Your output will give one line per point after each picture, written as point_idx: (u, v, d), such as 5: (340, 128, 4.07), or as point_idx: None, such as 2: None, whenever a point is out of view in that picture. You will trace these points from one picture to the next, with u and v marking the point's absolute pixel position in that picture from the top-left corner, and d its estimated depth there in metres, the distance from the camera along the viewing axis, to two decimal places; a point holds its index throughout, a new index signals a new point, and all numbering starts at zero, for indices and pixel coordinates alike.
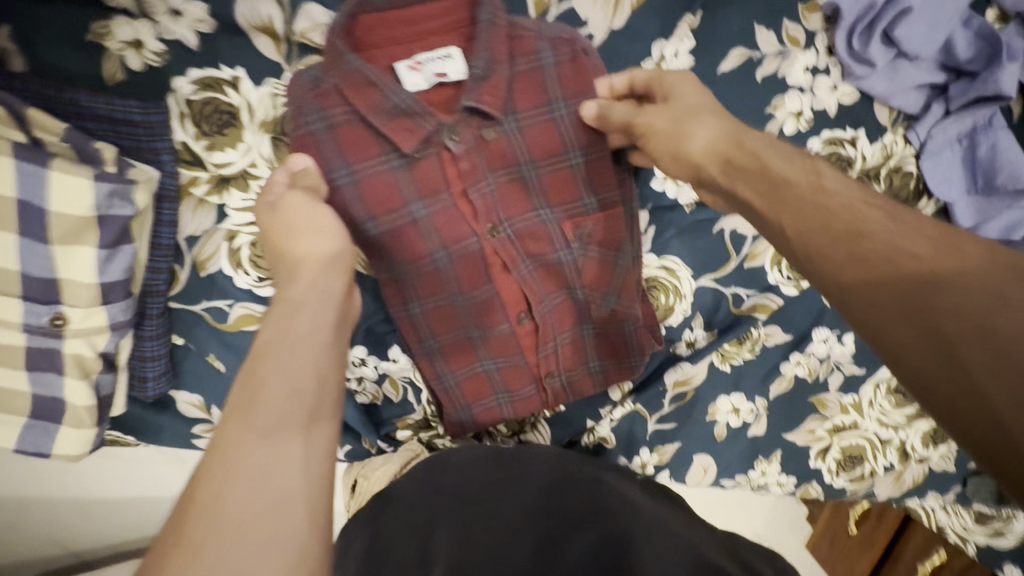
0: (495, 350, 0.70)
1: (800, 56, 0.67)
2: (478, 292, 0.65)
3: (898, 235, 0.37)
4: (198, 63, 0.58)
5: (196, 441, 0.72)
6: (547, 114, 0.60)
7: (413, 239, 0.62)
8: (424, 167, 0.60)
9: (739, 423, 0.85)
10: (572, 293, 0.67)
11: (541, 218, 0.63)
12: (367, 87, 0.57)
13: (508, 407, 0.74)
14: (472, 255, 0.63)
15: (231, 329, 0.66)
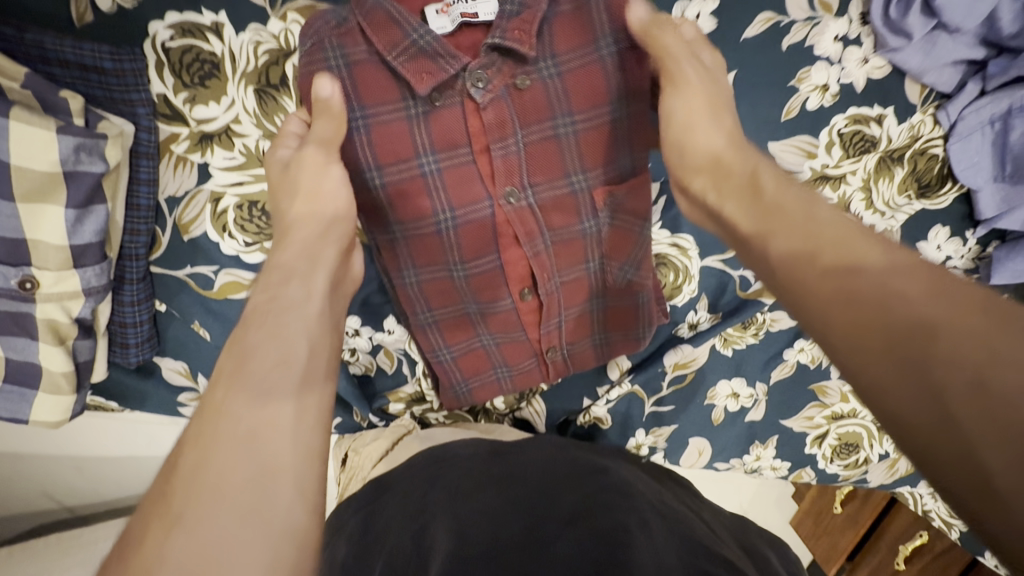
0: (496, 324, 0.67)
1: (831, 24, 0.61)
2: (481, 265, 0.61)
3: (896, 266, 0.34)
4: (175, 7, 0.53)
5: (183, 409, 0.70)
6: (590, 60, 0.52)
7: (418, 200, 0.57)
8: (444, 118, 0.53)
9: (737, 407, 0.84)
10: (586, 265, 0.64)
11: (569, 186, 0.58)
12: (389, 23, 0.50)
13: (503, 380, 0.73)
14: (482, 222, 0.58)
15: (217, 296, 0.64)
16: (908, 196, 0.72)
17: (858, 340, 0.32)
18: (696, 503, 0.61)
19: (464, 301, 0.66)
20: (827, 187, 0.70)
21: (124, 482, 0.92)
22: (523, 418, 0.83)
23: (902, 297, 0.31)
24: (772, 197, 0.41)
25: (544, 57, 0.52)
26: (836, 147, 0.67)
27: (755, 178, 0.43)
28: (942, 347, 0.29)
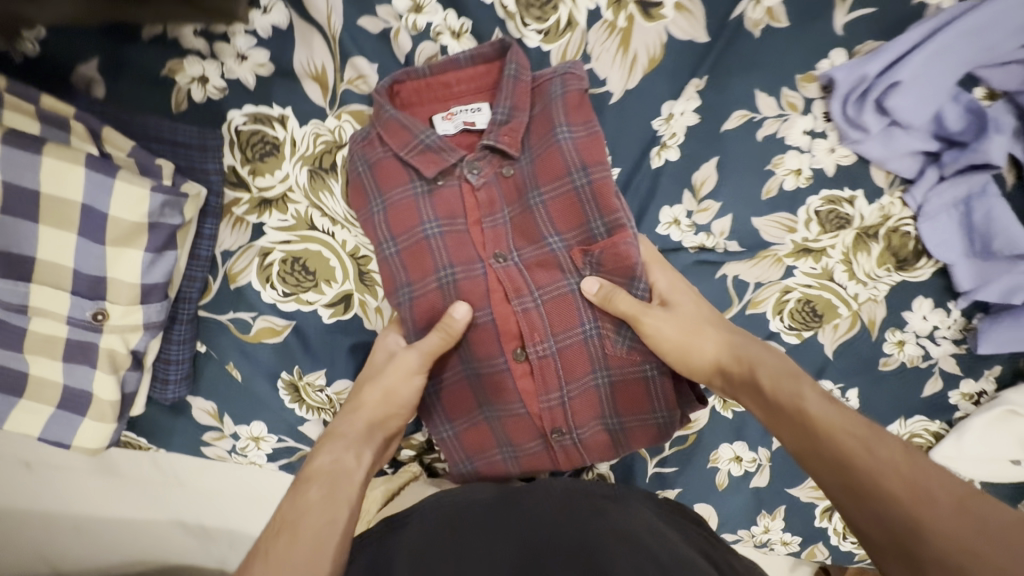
0: (493, 392, 0.71)
1: (798, 120, 0.71)
2: (477, 321, 0.68)
3: (879, 468, 0.49)
4: (252, 100, 0.65)
5: (205, 447, 0.75)
6: (556, 142, 0.64)
7: (422, 265, 0.66)
8: (445, 196, 0.66)
9: (741, 472, 0.84)
10: (585, 330, 0.68)
11: (551, 247, 0.67)
12: (402, 130, 0.64)
13: (511, 462, 0.74)
14: (474, 285, 0.67)
15: (252, 340, 0.71)
16: (887, 268, 0.78)
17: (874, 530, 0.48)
18: (712, 544, 0.61)
19: (465, 368, 0.72)
20: (809, 259, 0.77)
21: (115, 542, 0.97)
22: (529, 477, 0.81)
23: (892, 500, 0.48)
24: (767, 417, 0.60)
25: (524, 152, 0.67)
26: (813, 224, 0.75)
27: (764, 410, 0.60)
28: (921, 540, 0.45)
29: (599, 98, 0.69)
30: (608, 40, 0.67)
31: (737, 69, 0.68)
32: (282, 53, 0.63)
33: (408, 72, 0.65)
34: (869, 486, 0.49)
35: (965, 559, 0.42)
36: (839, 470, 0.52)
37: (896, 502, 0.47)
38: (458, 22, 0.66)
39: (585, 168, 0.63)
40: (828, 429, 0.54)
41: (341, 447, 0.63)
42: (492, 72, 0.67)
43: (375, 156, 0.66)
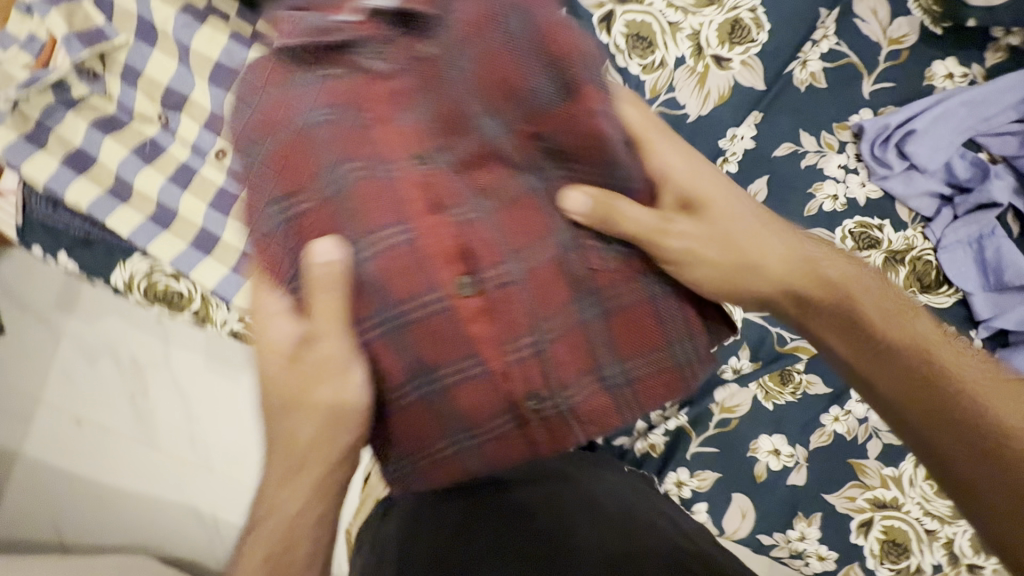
0: (428, 353, 0.62)
1: (834, 156, 0.90)
2: (384, 232, 0.60)
3: (932, 343, 0.62)
4: None
5: None
6: (505, 31, 0.57)
7: (305, 186, 0.59)
8: (336, 85, 0.61)
9: (779, 467, 0.90)
10: (557, 239, 0.63)
11: (490, 128, 0.60)
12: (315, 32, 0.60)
13: (479, 465, 0.66)
14: (372, 190, 0.59)
15: None
16: (913, 290, 0.89)
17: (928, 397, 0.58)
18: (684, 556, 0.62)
19: (382, 313, 0.60)
20: None
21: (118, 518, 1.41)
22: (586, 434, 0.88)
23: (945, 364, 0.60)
24: (818, 325, 0.65)
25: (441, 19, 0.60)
26: (849, 240, 0.89)
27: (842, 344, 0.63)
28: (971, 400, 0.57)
29: (678, 117, 0.89)
30: (689, 79, 0.88)
31: (786, 112, 0.89)
32: None
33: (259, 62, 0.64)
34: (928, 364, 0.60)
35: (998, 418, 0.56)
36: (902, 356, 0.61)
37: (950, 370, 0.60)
38: None
39: (519, 12, 0.57)
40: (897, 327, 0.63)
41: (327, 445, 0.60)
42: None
43: (251, 107, 0.62)
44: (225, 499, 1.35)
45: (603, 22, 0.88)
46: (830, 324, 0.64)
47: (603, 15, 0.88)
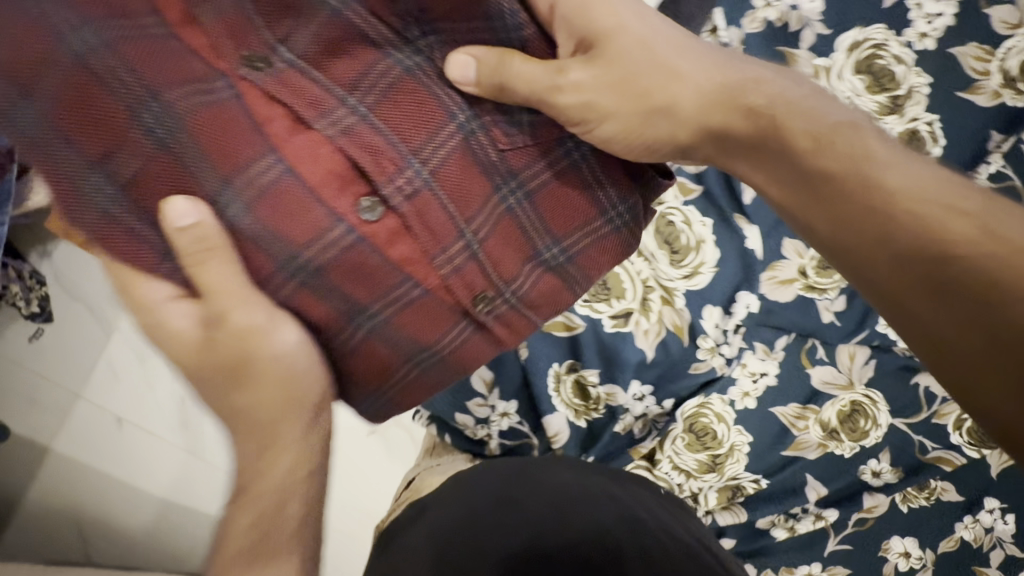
0: (359, 293, 0.55)
1: None
2: (255, 163, 0.49)
3: (911, 198, 0.45)
4: None
5: (466, 411, 0.87)
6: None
7: (128, 144, 0.45)
8: (169, 43, 0.47)
9: (908, 568, 0.91)
10: (456, 125, 0.55)
11: (341, 17, 0.51)
12: None
13: (430, 371, 0.63)
14: (216, 119, 0.47)
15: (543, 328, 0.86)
16: None
17: (900, 273, 0.44)
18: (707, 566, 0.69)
19: (293, 268, 0.52)
20: None
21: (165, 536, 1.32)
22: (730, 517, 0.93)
23: (934, 223, 0.44)
24: (834, 211, 0.48)
25: None
26: None
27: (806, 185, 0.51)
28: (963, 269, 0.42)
29: None
30: None
31: None
32: None
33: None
34: (923, 240, 0.44)
35: (994, 274, 0.41)
36: (902, 243, 0.44)
37: (938, 226, 0.43)
38: None
39: None
40: (881, 191, 0.46)
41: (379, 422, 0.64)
42: None
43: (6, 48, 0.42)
44: None
45: None
46: (840, 220, 0.48)
47: None
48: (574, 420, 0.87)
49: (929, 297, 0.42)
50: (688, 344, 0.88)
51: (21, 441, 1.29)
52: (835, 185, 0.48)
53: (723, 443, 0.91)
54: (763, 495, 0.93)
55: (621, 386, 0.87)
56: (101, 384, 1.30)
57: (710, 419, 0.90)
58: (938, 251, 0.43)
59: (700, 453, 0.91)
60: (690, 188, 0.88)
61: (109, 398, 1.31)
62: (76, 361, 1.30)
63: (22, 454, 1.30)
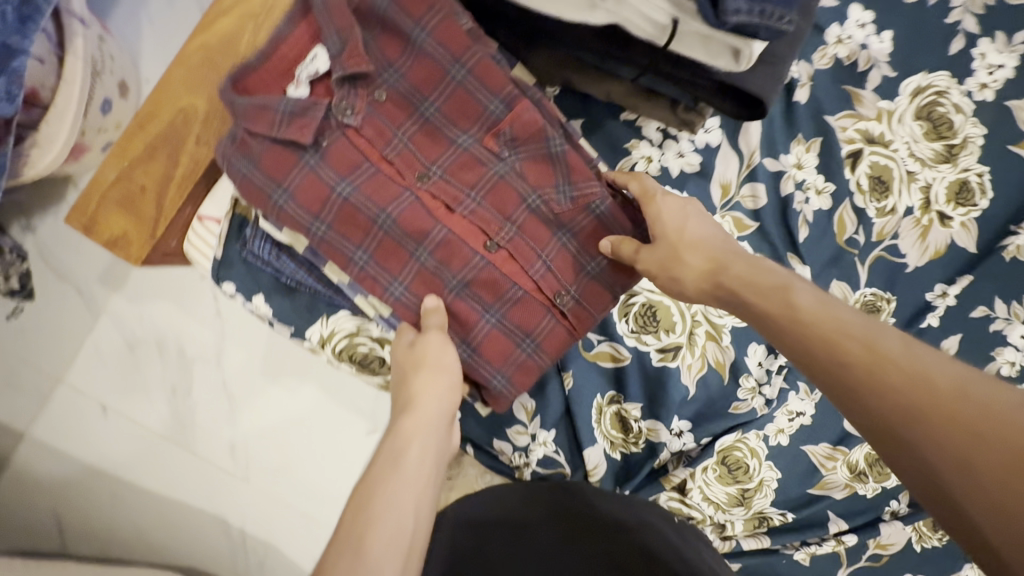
0: (488, 294, 0.65)
1: (1020, 325, 0.89)
2: (400, 204, 0.62)
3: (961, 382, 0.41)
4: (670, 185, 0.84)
5: (505, 437, 0.85)
6: (415, 51, 0.61)
7: (322, 205, 0.60)
8: (337, 150, 0.61)
9: None
10: (496, 169, 0.63)
11: (461, 143, 0.63)
12: (262, 111, 0.59)
13: (535, 356, 0.66)
14: (377, 179, 0.62)
15: (591, 357, 0.85)
16: None
17: (963, 467, 0.38)
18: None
19: (447, 279, 0.64)
20: None
21: (151, 530, 1.24)
22: (748, 540, 0.88)
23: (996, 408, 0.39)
24: (873, 390, 0.43)
25: (386, 71, 0.62)
26: None
27: (897, 398, 0.42)
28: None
29: (897, 265, 0.90)
30: (912, 230, 0.90)
31: (987, 275, 0.90)
32: (709, 160, 0.85)
33: (247, 67, 0.61)
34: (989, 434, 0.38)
35: None
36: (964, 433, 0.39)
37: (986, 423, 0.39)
38: (823, 184, 0.87)
39: (423, 32, 0.60)
40: (927, 377, 0.42)
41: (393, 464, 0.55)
42: (397, 33, 0.61)
43: (250, 171, 0.60)
44: (274, 524, 1.24)
45: (850, 158, 0.88)
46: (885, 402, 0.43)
47: (852, 152, 0.87)
48: (611, 452, 0.85)
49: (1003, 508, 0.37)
50: (729, 383, 0.86)
51: None
52: (880, 366, 0.44)
53: (753, 478, 0.86)
54: (787, 526, 0.88)
55: (662, 421, 0.84)
56: (85, 367, 1.24)
57: (743, 453, 0.86)
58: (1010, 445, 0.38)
59: (730, 486, 0.86)
60: (746, 224, 0.86)
61: (93, 383, 1.23)
62: (57, 341, 1.22)
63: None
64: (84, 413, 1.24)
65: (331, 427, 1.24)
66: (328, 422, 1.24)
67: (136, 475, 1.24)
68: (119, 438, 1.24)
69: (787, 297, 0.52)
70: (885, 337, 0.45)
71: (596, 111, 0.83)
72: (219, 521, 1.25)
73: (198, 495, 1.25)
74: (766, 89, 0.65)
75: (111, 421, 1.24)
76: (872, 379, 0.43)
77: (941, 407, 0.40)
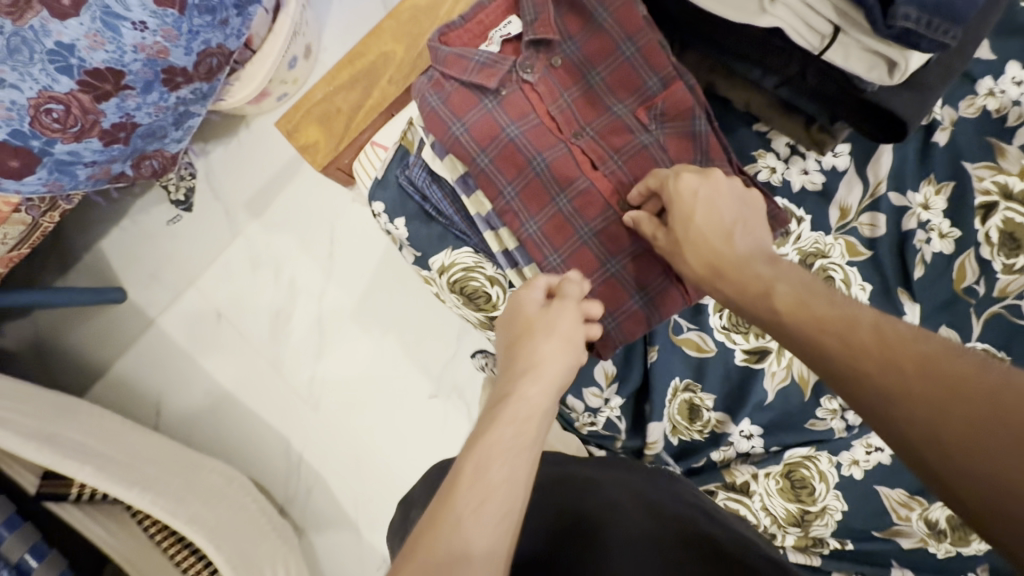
0: (610, 247, 0.72)
1: None
2: (553, 154, 0.72)
3: (920, 338, 0.43)
4: (786, 197, 0.88)
5: (579, 397, 0.89)
6: (596, 26, 0.71)
7: (490, 142, 0.71)
8: (512, 100, 0.72)
9: None
10: (641, 140, 0.71)
11: (615, 112, 0.72)
12: (459, 59, 0.71)
13: (643, 309, 0.73)
14: (539, 129, 0.72)
15: (678, 340, 0.88)
16: None
17: (930, 397, 0.40)
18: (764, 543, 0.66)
19: (580, 226, 0.72)
20: None
21: (228, 433, 1.41)
22: (800, 553, 0.84)
23: (948, 356, 0.42)
24: (839, 345, 0.47)
25: (565, 41, 0.73)
26: None
27: (883, 371, 0.43)
28: (994, 403, 0.37)
29: (1018, 327, 0.85)
30: None
31: None
32: (832, 181, 0.88)
33: (451, 26, 0.74)
34: (945, 370, 0.41)
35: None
36: (923, 372, 0.41)
37: (944, 363, 0.41)
38: (948, 228, 0.87)
39: (605, 12, 0.70)
40: (884, 331, 0.45)
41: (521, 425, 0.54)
42: (583, 11, 0.72)
43: (438, 105, 0.72)
44: (327, 454, 1.35)
45: (983, 209, 0.86)
46: (848, 354, 0.46)
47: (985, 203, 0.86)
48: (671, 436, 0.88)
49: (963, 433, 0.38)
50: (810, 400, 0.87)
51: (135, 306, 1.46)
52: (851, 326, 0.47)
53: (816, 502, 0.85)
54: (847, 554, 0.84)
55: (735, 418, 0.86)
56: (213, 276, 1.44)
57: (810, 473, 0.86)
58: (966, 382, 0.39)
59: (791, 502, 0.85)
60: (858, 251, 0.88)
61: (219, 290, 1.43)
62: (201, 249, 1.44)
63: (132, 317, 1.46)
64: (202, 317, 1.43)
65: (405, 375, 1.35)
66: (403, 368, 1.35)
67: (230, 382, 1.41)
68: (225, 343, 1.42)
69: (770, 303, 0.55)
70: (859, 323, 0.47)
71: (729, 116, 0.89)
72: (286, 440, 1.37)
73: (274, 412, 1.39)
74: (912, 111, 0.69)
75: (222, 324, 1.42)
76: (852, 357, 0.46)
77: (902, 358, 0.43)
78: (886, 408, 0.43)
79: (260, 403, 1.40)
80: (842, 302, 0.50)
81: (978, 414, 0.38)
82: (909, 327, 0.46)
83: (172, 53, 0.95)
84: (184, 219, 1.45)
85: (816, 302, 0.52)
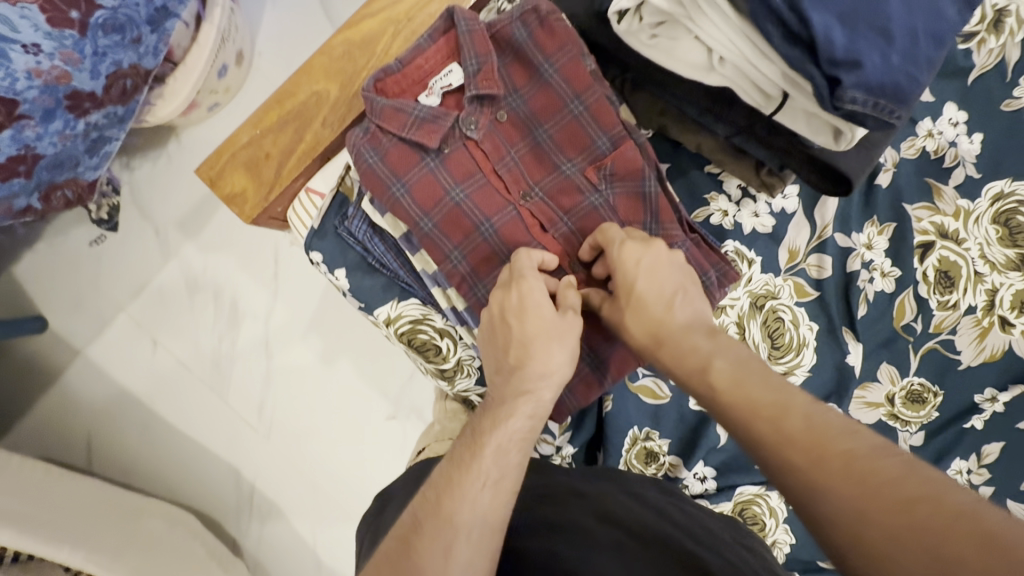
0: None
1: None
2: (501, 216, 0.68)
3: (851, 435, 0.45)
4: (734, 239, 0.87)
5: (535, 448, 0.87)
6: (543, 81, 0.68)
7: (433, 205, 0.67)
8: (455, 158, 0.68)
9: None
10: (591, 201, 0.68)
11: (565, 171, 0.69)
12: (397, 113, 0.66)
13: (594, 370, 0.74)
14: (485, 189, 0.68)
15: (633, 388, 0.88)
16: None
17: (858, 498, 0.41)
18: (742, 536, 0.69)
19: None
20: None
21: (168, 471, 1.31)
22: None
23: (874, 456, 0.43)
24: (775, 432, 0.48)
25: (510, 95, 0.69)
26: None
27: (812, 466, 0.45)
28: (914, 508, 0.38)
29: (950, 361, 0.89)
30: (971, 329, 0.89)
31: None
32: (782, 223, 0.89)
33: (387, 70, 0.68)
34: (869, 468, 0.42)
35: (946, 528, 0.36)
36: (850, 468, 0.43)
37: (874, 463, 0.42)
38: (889, 267, 0.89)
39: (551, 68, 0.67)
40: (816, 423, 0.47)
41: (509, 449, 0.57)
42: (527, 65, 0.69)
43: (375, 164, 0.66)
44: (277, 493, 1.29)
45: (921, 248, 0.89)
46: (782, 442, 0.47)
47: (923, 243, 0.89)
48: None
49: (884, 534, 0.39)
50: None
51: (58, 336, 1.34)
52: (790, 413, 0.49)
53: (766, 537, 0.87)
54: None
55: (687, 461, 0.87)
56: (143, 303, 1.32)
57: (761, 509, 0.87)
58: (887, 482, 0.41)
59: None
60: (806, 291, 0.89)
61: (151, 320, 1.32)
62: (129, 273, 1.33)
63: (56, 348, 1.34)
64: (133, 350, 1.32)
65: (356, 404, 1.27)
66: (353, 398, 1.27)
67: (166, 420, 1.32)
68: (160, 378, 1.32)
69: (706, 377, 0.57)
70: (793, 412, 0.49)
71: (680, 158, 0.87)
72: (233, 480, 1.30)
73: (218, 450, 1.31)
74: (855, 168, 0.69)
75: (156, 358, 1.32)
76: (786, 448, 0.47)
77: (833, 455, 0.44)
78: (816, 502, 0.44)
79: (202, 441, 1.31)
80: (779, 383, 0.52)
81: (895, 518, 0.39)
82: (844, 421, 0.47)
83: (75, 77, 0.84)
84: (108, 240, 1.33)
85: (759, 385, 0.53)
